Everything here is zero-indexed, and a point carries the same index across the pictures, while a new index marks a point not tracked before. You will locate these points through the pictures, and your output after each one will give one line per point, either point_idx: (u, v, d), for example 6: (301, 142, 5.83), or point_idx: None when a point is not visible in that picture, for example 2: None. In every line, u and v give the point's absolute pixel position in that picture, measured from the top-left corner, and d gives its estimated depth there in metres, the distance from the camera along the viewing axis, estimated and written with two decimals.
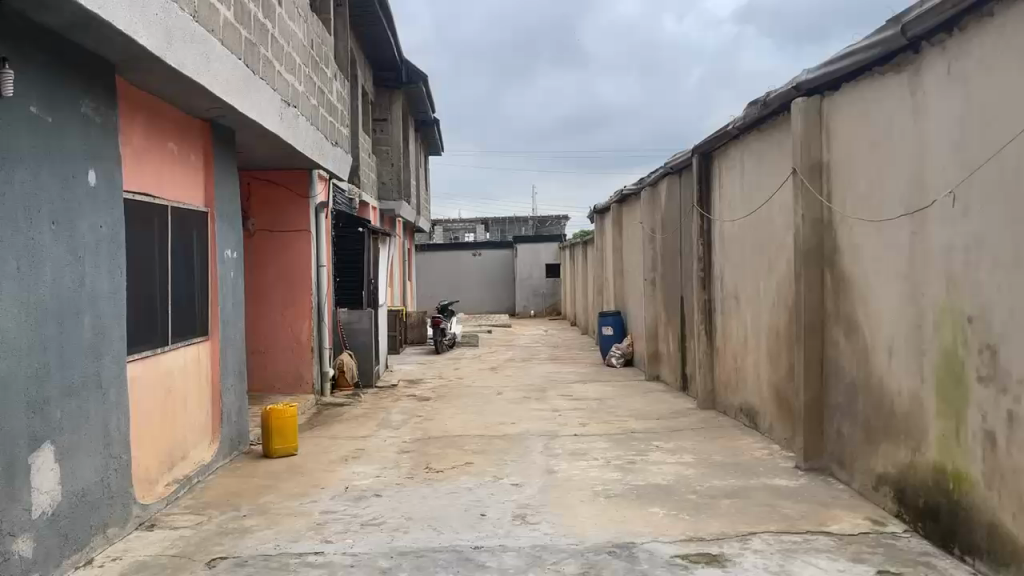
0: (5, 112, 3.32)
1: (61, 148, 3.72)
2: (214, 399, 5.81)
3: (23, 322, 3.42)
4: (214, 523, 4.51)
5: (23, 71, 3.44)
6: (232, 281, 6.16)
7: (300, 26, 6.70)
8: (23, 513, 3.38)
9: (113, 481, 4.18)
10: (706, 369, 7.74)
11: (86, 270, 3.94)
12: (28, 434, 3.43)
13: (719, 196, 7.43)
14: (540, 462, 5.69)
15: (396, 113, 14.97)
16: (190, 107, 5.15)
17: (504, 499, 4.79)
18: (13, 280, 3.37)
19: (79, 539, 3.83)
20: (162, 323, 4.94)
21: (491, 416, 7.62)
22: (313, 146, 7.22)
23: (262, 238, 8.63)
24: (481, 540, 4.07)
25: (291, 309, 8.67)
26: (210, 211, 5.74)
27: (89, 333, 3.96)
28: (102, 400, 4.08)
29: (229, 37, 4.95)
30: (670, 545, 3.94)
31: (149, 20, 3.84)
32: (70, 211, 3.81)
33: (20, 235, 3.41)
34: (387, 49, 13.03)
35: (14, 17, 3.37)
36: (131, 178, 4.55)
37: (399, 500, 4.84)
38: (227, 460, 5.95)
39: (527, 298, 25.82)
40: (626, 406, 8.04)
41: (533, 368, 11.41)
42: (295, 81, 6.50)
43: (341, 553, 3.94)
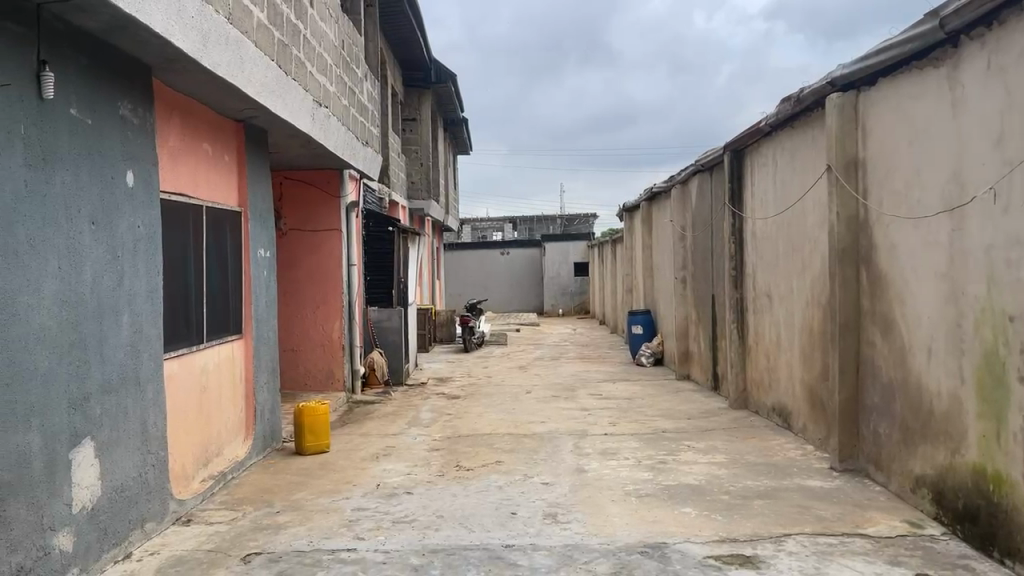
0: (46, 114, 3.39)
1: (100, 149, 3.80)
2: (248, 396, 5.89)
3: (65, 320, 3.50)
4: (248, 519, 4.56)
5: (62, 74, 3.50)
6: (265, 279, 6.24)
7: (331, 27, 6.75)
8: (64, 508, 3.45)
9: (151, 477, 4.26)
10: (737, 368, 7.67)
11: (124, 269, 4.01)
12: (69, 431, 3.51)
13: (751, 193, 7.35)
14: (571, 461, 5.68)
15: (425, 113, 15.05)
16: (224, 107, 5.21)
17: (534, 498, 4.79)
18: (55, 279, 3.44)
19: (117, 533, 3.90)
20: (197, 322, 5.01)
21: (520, 415, 7.62)
22: (344, 146, 7.29)
23: (294, 238, 8.72)
24: (512, 539, 4.08)
25: (322, 308, 8.75)
26: (244, 211, 5.82)
27: (127, 332, 4.04)
28: (140, 397, 4.15)
29: (262, 39, 5.00)
30: (703, 545, 3.91)
31: (185, 22, 3.89)
32: (110, 211, 3.89)
33: (62, 235, 3.48)
34: (415, 50, 13.11)
35: (53, 21, 3.43)
36: (168, 179, 4.63)
37: (430, 497, 4.87)
38: (261, 457, 6.02)
39: (555, 298, 25.76)
40: (655, 405, 8.00)
41: (562, 367, 11.41)
42: (326, 82, 6.55)
43: (373, 550, 3.97)
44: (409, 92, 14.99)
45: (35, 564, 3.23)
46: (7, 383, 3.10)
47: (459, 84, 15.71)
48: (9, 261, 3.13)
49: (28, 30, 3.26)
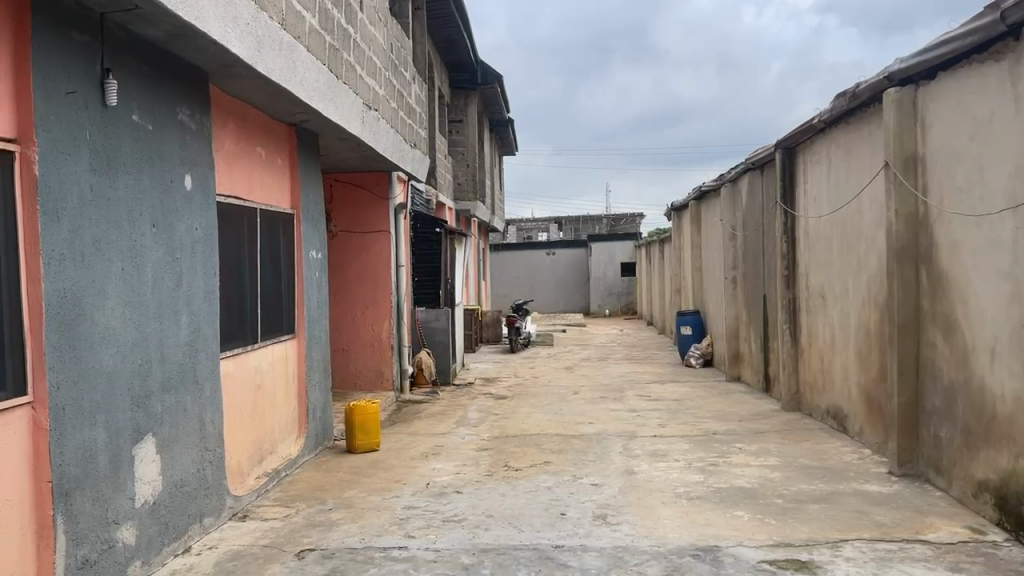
0: (110, 120, 3.50)
1: (160, 154, 3.91)
2: (300, 396, 5.99)
3: (128, 320, 3.61)
4: (301, 515, 4.64)
5: (124, 81, 3.61)
6: (316, 281, 6.34)
7: (380, 31, 6.82)
8: (127, 502, 3.56)
9: (209, 473, 4.37)
10: (790, 370, 7.52)
11: (183, 271, 4.12)
12: (132, 427, 3.61)
13: (804, 192, 7.22)
14: (620, 463, 5.64)
15: (471, 114, 15.10)
16: (277, 111, 5.31)
17: (584, 499, 4.77)
18: (118, 279, 3.54)
19: (178, 527, 4.01)
20: (251, 322, 5.13)
21: (568, 415, 7.60)
22: (392, 147, 7.36)
23: (344, 239, 8.85)
24: (562, 539, 4.07)
25: (371, 308, 8.87)
26: (296, 213, 5.93)
27: (186, 331, 4.15)
28: (198, 394, 4.26)
29: (313, 43, 5.07)
30: (757, 549, 3.85)
31: (240, 29, 3.97)
32: (170, 213, 4.00)
33: (125, 237, 3.60)
34: (461, 51, 13.17)
35: (117, 30, 3.54)
36: (224, 183, 4.74)
37: (480, 497, 4.89)
38: (313, 455, 6.13)
39: (602, 298, 25.65)
40: (705, 407, 7.90)
41: (609, 367, 11.35)
42: (375, 85, 6.62)
43: (424, 548, 4.00)
44: (455, 94, 15.06)
45: (100, 556, 3.34)
46: (74, 380, 3.21)
47: (505, 85, 15.73)
48: (76, 262, 3.24)
49: (92, 39, 3.37)
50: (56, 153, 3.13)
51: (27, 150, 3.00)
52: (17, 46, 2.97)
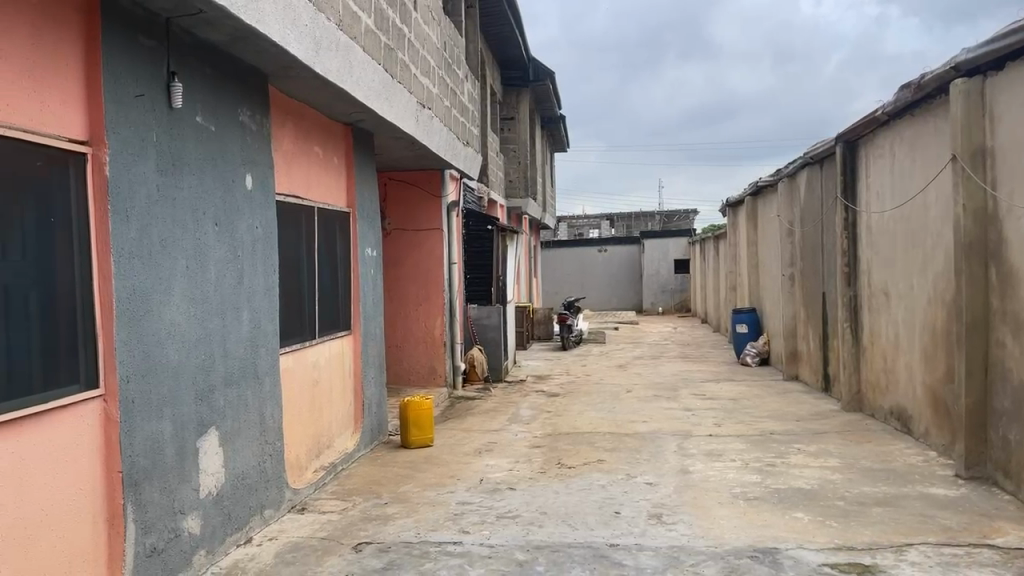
0: (176, 122, 3.61)
1: (223, 154, 4.01)
2: (356, 391, 6.09)
3: (192, 316, 3.71)
4: (358, 509, 4.72)
5: (189, 84, 3.72)
6: (372, 278, 6.43)
7: (434, 30, 6.87)
8: (193, 493, 3.67)
9: (269, 466, 4.47)
10: (851, 369, 7.33)
11: (244, 268, 4.22)
12: (196, 420, 3.72)
13: (866, 186, 7.02)
14: (675, 461, 5.58)
15: (523, 112, 15.10)
16: (334, 111, 5.40)
17: (638, 498, 4.73)
18: (183, 277, 3.65)
19: (240, 518, 4.12)
20: (309, 318, 5.23)
21: (622, 413, 7.55)
22: (445, 145, 7.41)
23: (398, 237, 8.96)
24: (616, 538, 4.04)
25: (424, 305, 8.95)
26: (352, 211, 6.02)
27: (247, 327, 4.25)
28: (259, 389, 4.36)
29: (369, 44, 5.14)
30: (818, 552, 3.77)
31: (299, 30, 4.04)
32: (231, 213, 4.10)
33: (189, 236, 3.70)
34: (513, 49, 13.19)
35: (181, 34, 3.65)
36: (283, 182, 4.83)
37: (533, 494, 4.89)
38: (369, 450, 6.22)
39: (655, 295, 25.43)
40: (762, 406, 7.75)
41: (663, 366, 11.24)
42: (429, 83, 6.67)
43: (478, 544, 4.02)
44: (507, 91, 15.09)
45: (167, 545, 3.45)
46: (143, 375, 3.32)
47: (557, 82, 15.71)
48: (144, 261, 3.34)
49: (159, 43, 3.47)
50: (125, 154, 3.23)
51: (98, 152, 3.10)
52: (87, 52, 3.07)
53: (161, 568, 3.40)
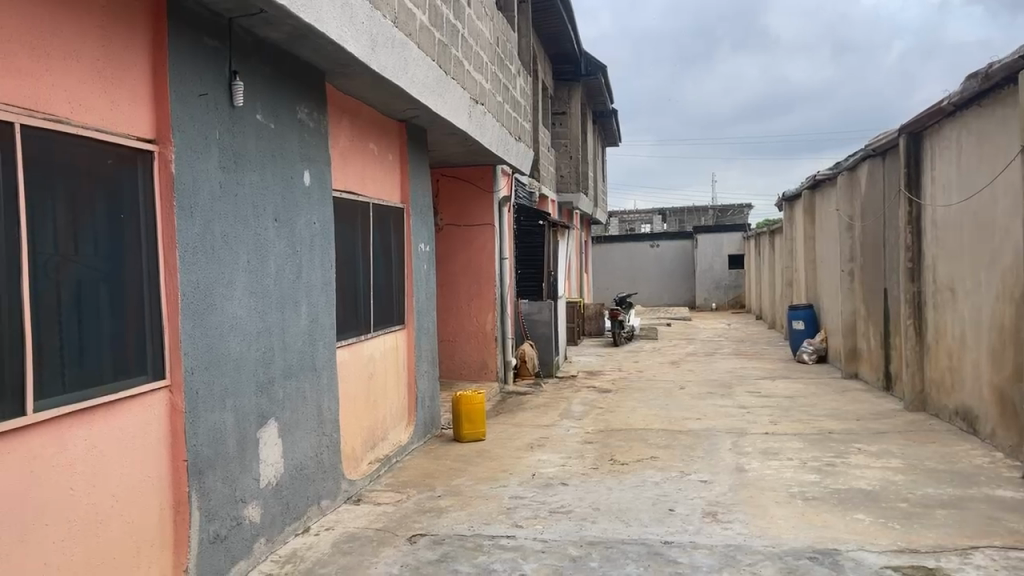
0: (237, 121, 3.69)
1: (282, 151, 4.09)
2: (410, 385, 6.15)
3: (253, 310, 3.80)
4: (412, 501, 4.78)
5: (250, 82, 3.80)
6: (425, 272, 6.49)
7: (487, 25, 6.88)
8: (253, 482, 3.76)
9: (326, 457, 4.55)
10: (914, 367, 7.11)
11: (302, 263, 4.30)
12: (257, 411, 3.81)
13: (931, 178, 6.80)
14: (730, 460, 5.50)
15: (575, 106, 15.02)
16: (389, 108, 5.46)
17: (692, 496, 4.68)
18: (245, 272, 3.74)
19: (298, 508, 4.21)
20: (364, 312, 5.30)
21: (676, 410, 7.47)
22: (498, 141, 7.42)
23: (450, 232, 9.02)
24: (671, 536, 4.01)
25: (476, 300, 9.00)
26: (406, 207, 6.08)
27: (305, 321, 4.33)
28: (317, 381, 4.44)
29: (424, 40, 5.18)
30: (880, 555, 3.68)
31: (357, 28, 4.10)
32: (290, 209, 4.18)
33: (250, 231, 3.78)
34: (565, 43, 13.14)
35: (242, 34, 3.73)
36: (339, 178, 4.91)
37: (586, 489, 4.88)
38: (422, 443, 6.30)
39: (708, 291, 25.11)
40: (821, 405, 7.59)
41: (717, 363, 11.09)
42: (482, 79, 6.70)
43: (532, 538, 4.03)
44: (559, 86, 15.03)
45: (229, 532, 3.54)
46: (206, 367, 3.41)
47: (609, 75, 15.60)
48: (207, 254, 3.43)
49: (221, 43, 3.56)
50: (189, 152, 3.32)
51: (164, 151, 3.20)
52: (155, 52, 3.17)
53: (224, 555, 3.50)
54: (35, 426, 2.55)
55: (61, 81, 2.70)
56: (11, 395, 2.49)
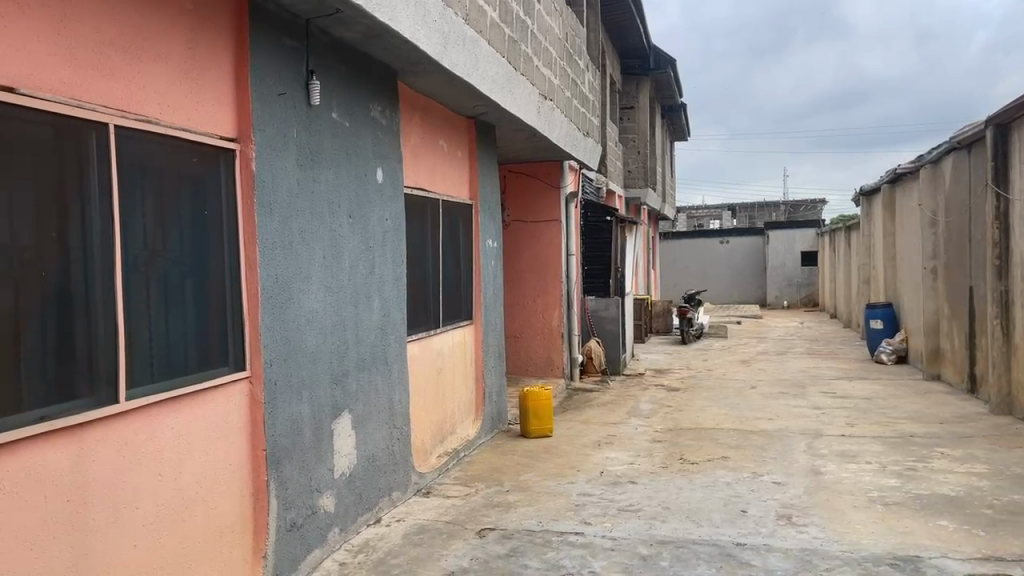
0: (314, 120, 3.78)
1: (356, 149, 4.17)
2: (478, 380, 6.19)
3: (328, 304, 3.89)
4: (481, 495, 4.81)
5: (326, 81, 3.88)
6: (492, 268, 6.52)
7: (556, 21, 6.86)
8: (328, 473, 3.85)
9: (397, 449, 4.63)
10: (1001, 369, 6.78)
11: (375, 259, 4.38)
12: (332, 403, 3.90)
13: (1020, 172, 6.48)
14: (805, 462, 5.36)
15: (643, 100, 14.84)
16: (458, 105, 5.50)
17: (765, 497, 4.58)
18: (321, 268, 3.83)
19: (370, 498, 4.29)
20: (433, 307, 5.37)
21: (747, 410, 7.31)
22: (566, 137, 7.40)
23: (517, 229, 9.04)
24: (744, 537, 3.93)
25: (543, 296, 9.00)
26: (474, 203, 6.12)
27: (378, 315, 4.41)
28: (388, 375, 4.52)
29: (494, 37, 5.19)
30: (964, 562, 3.53)
31: (429, 26, 4.14)
32: (364, 205, 4.26)
33: (326, 227, 3.87)
34: (633, 38, 13.03)
35: (319, 33, 3.81)
36: (410, 175, 4.97)
37: (655, 488, 4.83)
38: (489, 437, 6.34)
39: (780, 288, 24.52)
40: (901, 407, 7.32)
41: (789, 362, 10.81)
42: (551, 75, 6.69)
43: (601, 535, 4.01)
44: (627, 80, 14.89)
45: (305, 521, 3.64)
46: (284, 359, 3.51)
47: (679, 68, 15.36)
48: (285, 250, 3.53)
49: (299, 43, 3.64)
50: (269, 150, 3.41)
51: (245, 149, 3.30)
52: (237, 53, 3.27)
53: (301, 543, 3.60)
54: (126, 414, 2.67)
55: (150, 82, 2.81)
56: (106, 383, 2.61)
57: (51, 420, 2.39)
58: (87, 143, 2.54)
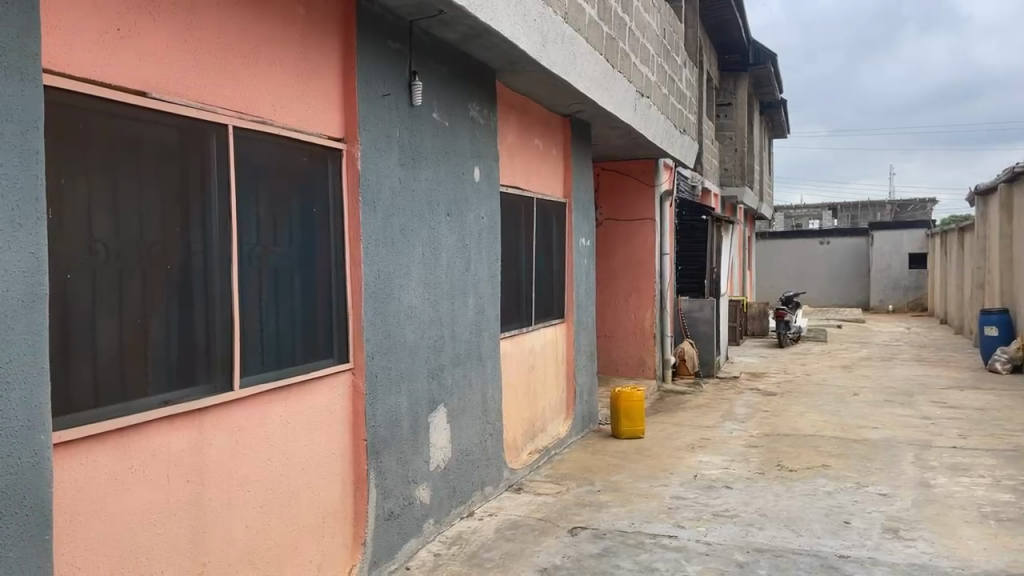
0: (416, 120, 3.87)
1: (455, 148, 4.24)
2: (569, 379, 6.20)
3: (426, 299, 3.97)
4: (572, 494, 4.82)
5: (428, 82, 3.96)
6: (585, 267, 6.51)
7: (654, 17, 6.78)
8: (424, 465, 3.94)
9: (489, 444, 4.68)
10: None
11: (471, 256, 4.44)
12: (428, 397, 3.98)
13: None
14: (912, 473, 5.11)
15: (741, 97, 14.45)
16: (554, 104, 5.50)
17: (870, 509, 4.40)
18: (420, 264, 3.92)
19: (464, 492, 4.36)
20: (526, 304, 5.40)
21: (849, 418, 7.03)
22: (662, 134, 7.30)
23: (610, 227, 8.98)
24: (847, 549, 3.79)
25: (635, 296, 8.91)
26: (568, 202, 6.12)
27: (473, 312, 4.47)
28: (482, 371, 4.58)
29: (593, 35, 5.17)
30: None
31: (529, 25, 4.17)
32: (461, 204, 4.33)
33: (425, 225, 3.96)
34: (732, 32, 12.72)
35: (422, 34, 3.90)
36: (506, 173, 5.02)
37: (751, 495, 4.71)
38: (580, 436, 6.33)
39: (884, 291, 23.44)
40: (1018, 419, 6.87)
41: (895, 369, 10.32)
42: (648, 72, 6.61)
43: (695, 540, 3.95)
44: (725, 76, 14.51)
45: (402, 511, 3.73)
46: (385, 352, 3.61)
47: (779, 63, 14.88)
48: (387, 247, 3.63)
49: (403, 46, 3.74)
50: (374, 150, 3.52)
51: (352, 148, 3.41)
52: (343, 56, 3.38)
53: (398, 532, 3.70)
54: (239, 401, 2.80)
55: (265, 85, 2.94)
56: (222, 370, 2.75)
57: (173, 404, 2.53)
58: (208, 142, 2.68)
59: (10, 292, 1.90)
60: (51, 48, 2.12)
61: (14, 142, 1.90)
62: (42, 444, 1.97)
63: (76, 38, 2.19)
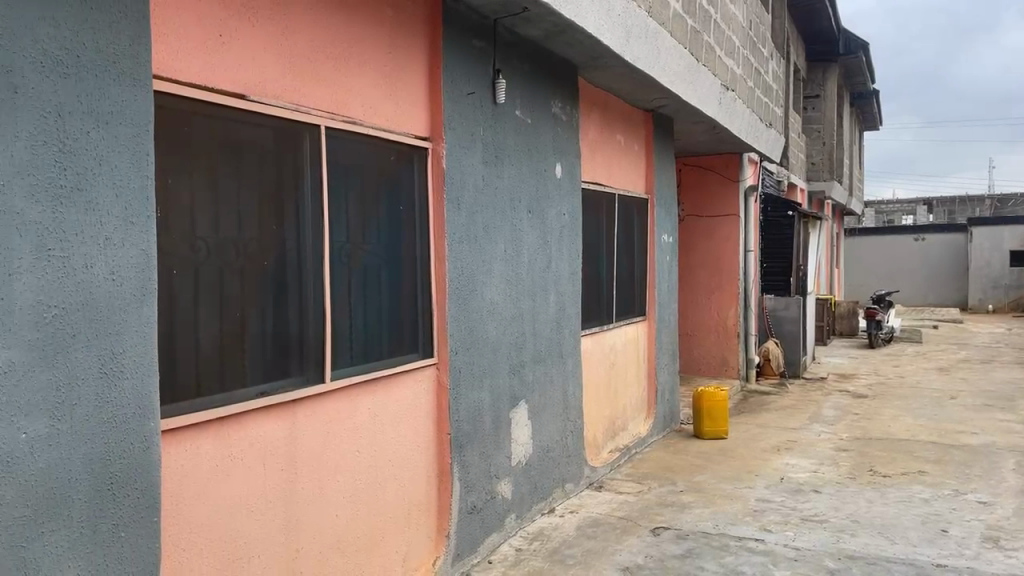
0: (499, 118, 3.89)
1: (537, 145, 4.25)
2: (651, 377, 6.12)
3: (508, 296, 4.00)
4: (654, 493, 4.76)
5: (511, 80, 3.98)
6: (667, 264, 6.42)
7: (740, 8, 6.63)
8: (506, 460, 3.96)
9: (570, 442, 4.68)
10: None
11: (552, 253, 4.44)
12: (510, 393, 4.01)
13: None
14: (1016, 481, 4.84)
15: (830, 89, 13.92)
16: (637, 99, 5.45)
17: (970, 517, 4.18)
18: (502, 261, 3.94)
19: (544, 489, 4.37)
20: (606, 301, 5.36)
21: (946, 422, 6.70)
22: (748, 129, 7.13)
23: (692, 223, 8.83)
24: (945, 558, 3.62)
25: (718, 293, 8.73)
26: (650, 198, 6.05)
27: (554, 309, 4.48)
28: (563, 367, 4.58)
29: (677, 29, 5.09)
30: None
31: (613, 21, 4.14)
32: (543, 201, 4.34)
33: (508, 222, 3.98)
34: (821, 22, 12.30)
35: (506, 33, 3.92)
36: (588, 170, 5.00)
37: (842, 500, 4.55)
38: (661, 436, 6.25)
39: (983, 290, 22.24)
40: None
41: (996, 372, 9.79)
42: (734, 65, 6.47)
43: (783, 544, 3.84)
44: (813, 68, 14.04)
45: (484, 505, 3.77)
46: (468, 348, 3.65)
47: (870, 52, 14.30)
48: (471, 244, 3.66)
49: (487, 44, 3.77)
50: (459, 148, 3.56)
51: (437, 146, 3.46)
52: (429, 56, 3.43)
53: (480, 526, 3.74)
54: (329, 394, 2.88)
55: (356, 85, 3.02)
56: (314, 363, 2.84)
57: (268, 395, 2.63)
58: (301, 143, 2.77)
59: (124, 286, 2.01)
60: (160, 54, 2.23)
61: (128, 144, 2.01)
62: (151, 430, 2.08)
63: (183, 44, 2.30)
